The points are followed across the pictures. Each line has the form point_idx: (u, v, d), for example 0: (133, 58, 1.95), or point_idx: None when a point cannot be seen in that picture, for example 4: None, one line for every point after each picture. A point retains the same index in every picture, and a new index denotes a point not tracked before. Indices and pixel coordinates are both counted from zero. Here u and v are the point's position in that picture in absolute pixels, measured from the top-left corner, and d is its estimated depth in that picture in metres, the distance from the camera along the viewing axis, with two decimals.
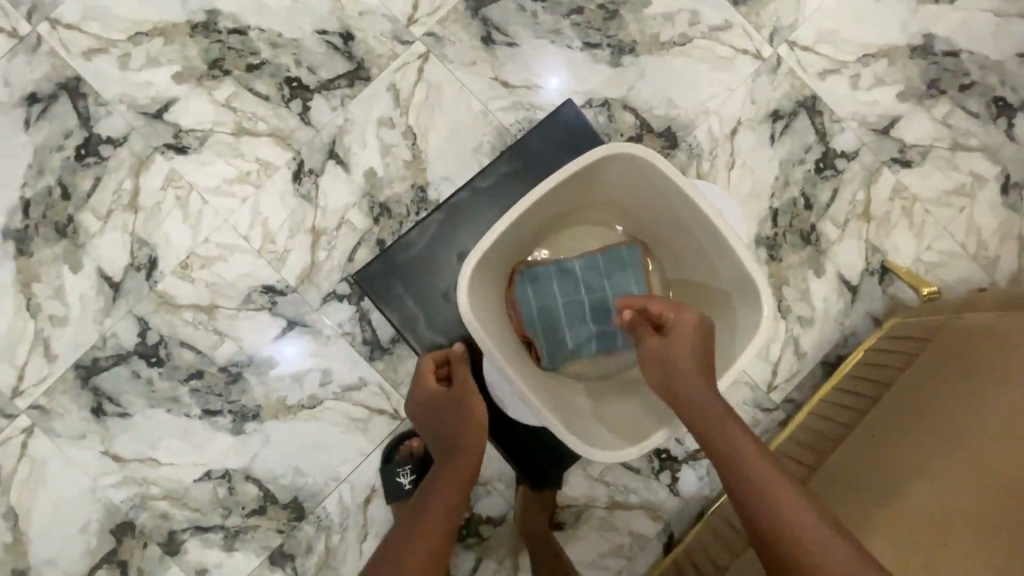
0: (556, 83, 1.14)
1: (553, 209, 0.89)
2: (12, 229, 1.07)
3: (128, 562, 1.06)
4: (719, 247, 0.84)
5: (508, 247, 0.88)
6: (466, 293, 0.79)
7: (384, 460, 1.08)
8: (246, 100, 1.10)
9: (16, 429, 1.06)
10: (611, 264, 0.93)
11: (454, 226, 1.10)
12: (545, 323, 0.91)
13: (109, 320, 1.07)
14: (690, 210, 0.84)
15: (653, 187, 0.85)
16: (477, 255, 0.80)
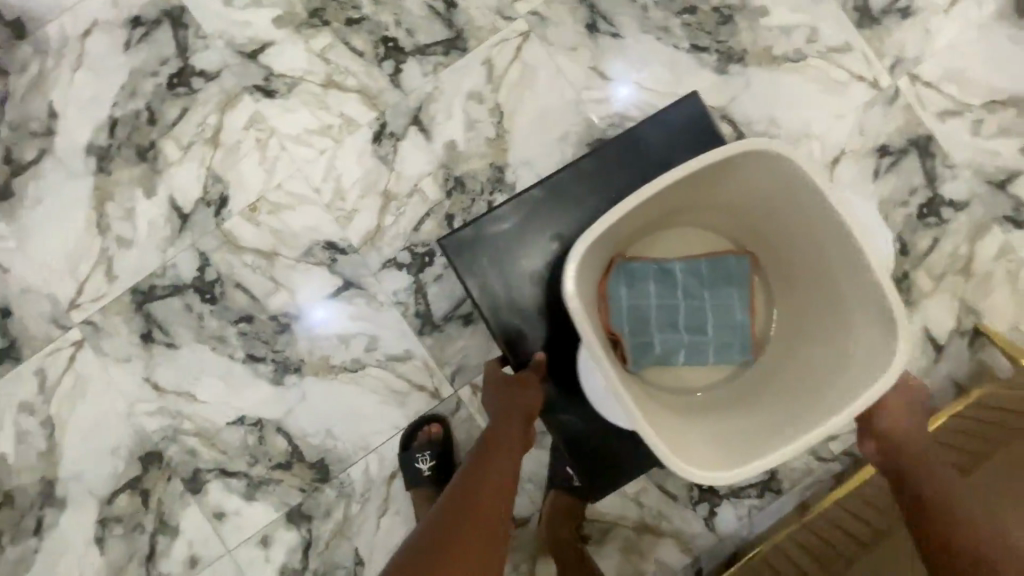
0: (626, 93, 1.09)
1: (667, 203, 0.83)
2: (96, 146, 1.08)
3: (150, 492, 1.06)
4: (852, 266, 0.75)
5: (613, 238, 0.83)
6: (574, 276, 0.74)
7: (403, 445, 1.05)
8: (340, 53, 1.09)
9: (67, 341, 1.07)
10: (716, 273, 0.87)
11: (549, 211, 0.92)
12: (635, 322, 0.86)
13: (172, 250, 1.07)
14: (825, 223, 0.76)
15: (785, 193, 0.78)
16: (589, 238, 0.74)
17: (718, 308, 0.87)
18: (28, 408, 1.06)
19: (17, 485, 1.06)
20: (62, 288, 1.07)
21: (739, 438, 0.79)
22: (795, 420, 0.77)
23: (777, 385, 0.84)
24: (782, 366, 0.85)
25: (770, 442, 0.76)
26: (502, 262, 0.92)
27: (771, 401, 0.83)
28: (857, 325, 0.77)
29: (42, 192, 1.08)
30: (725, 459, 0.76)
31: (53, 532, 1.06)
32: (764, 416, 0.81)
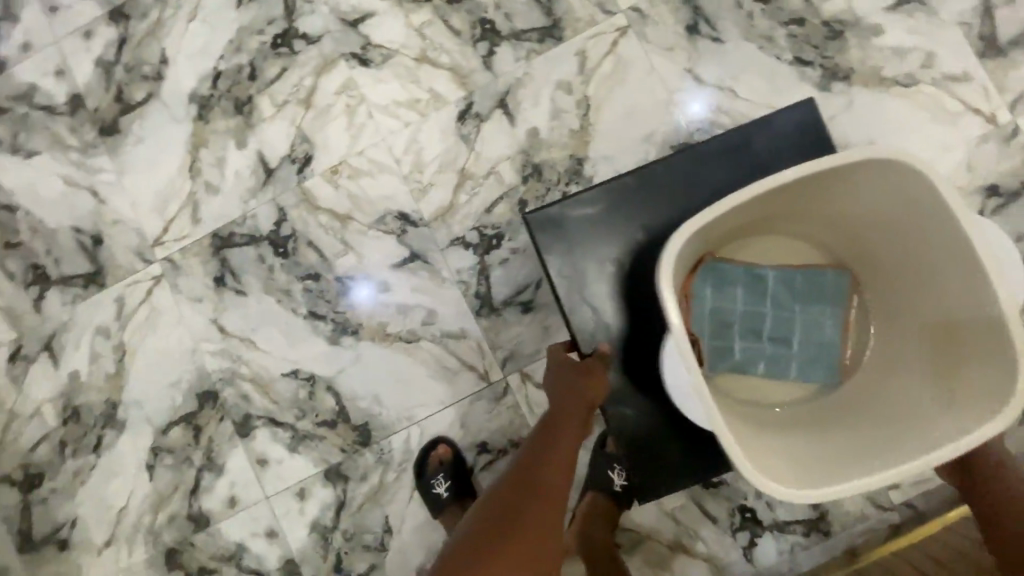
0: (698, 109, 1.06)
1: (770, 207, 0.82)
2: (198, 94, 1.13)
3: (202, 429, 1.10)
4: (969, 296, 0.72)
5: (708, 236, 0.81)
6: (667, 277, 0.71)
7: (416, 475, 1.05)
8: (438, 30, 1.10)
9: (147, 274, 1.13)
10: (811, 290, 0.86)
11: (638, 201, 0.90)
12: (719, 324, 0.86)
13: (253, 202, 1.12)
14: (946, 247, 0.73)
15: (904, 211, 0.75)
16: (685, 235, 0.72)
17: (809, 323, 0.86)
18: (104, 332, 1.13)
19: (84, 402, 1.12)
20: (150, 224, 1.13)
21: (820, 457, 0.78)
22: (884, 447, 0.75)
23: (863, 410, 0.82)
24: (871, 393, 0.83)
25: (855, 464, 0.74)
26: (584, 246, 0.90)
27: (854, 424, 0.81)
28: (962, 357, 0.74)
29: (144, 133, 1.14)
30: (806, 474, 0.75)
31: (110, 452, 1.12)
32: (847, 439, 0.79)
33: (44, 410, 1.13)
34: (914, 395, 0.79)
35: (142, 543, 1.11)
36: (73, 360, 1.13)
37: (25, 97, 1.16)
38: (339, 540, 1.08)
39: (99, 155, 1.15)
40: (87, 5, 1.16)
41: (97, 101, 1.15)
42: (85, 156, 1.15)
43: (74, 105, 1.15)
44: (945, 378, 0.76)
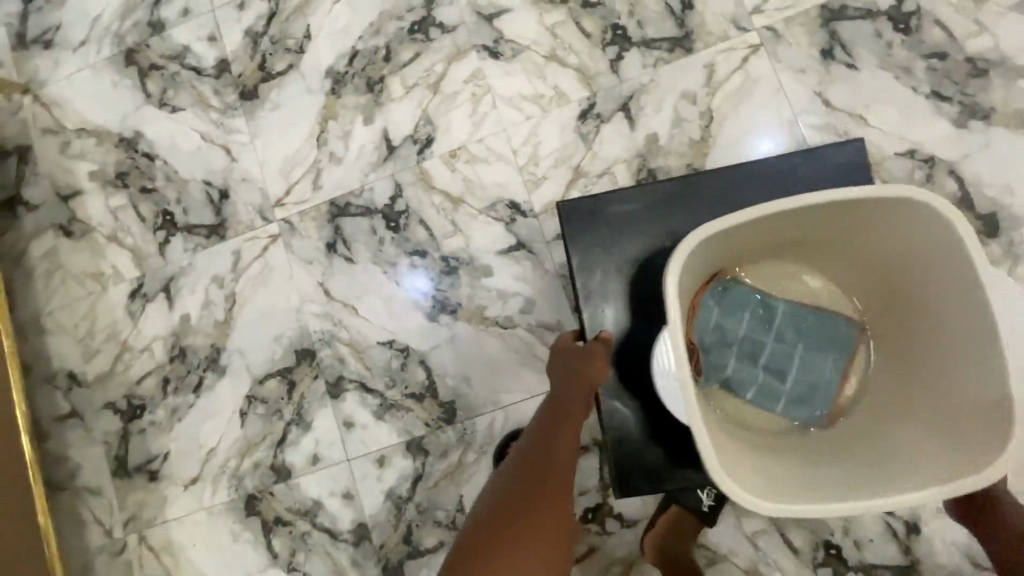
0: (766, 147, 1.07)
1: (785, 228, 0.74)
2: (334, 70, 1.20)
3: (296, 384, 1.15)
4: (981, 326, 0.63)
5: (722, 248, 0.74)
6: (677, 276, 0.64)
7: (495, 460, 1.06)
8: (569, 31, 1.14)
9: (265, 232, 1.19)
10: (823, 325, 0.80)
11: (674, 208, 0.90)
12: (714, 345, 0.80)
13: (372, 175, 1.17)
14: (964, 278, 0.64)
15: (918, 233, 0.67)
16: (699, 237, 0.66)
17: (815, 353, 0.79)
18: (219, 281, 1.20)
19: (191, 344, 1.19)
20: (274, 185, 1.20)
21: (808, 484, 0.68)
22: (880, 483, 0.65)
23: (866, 448, 0.72)
24: (880, 426, 0.73)
25: (842, 495, 0.65)
26: (613, 241, 0.90)
27: (852, 458, 0.72)
28: (979, 395, 0.63)
29: (281, 100, 1.21)
30: (788, 490, 0.66)
31: (209, 394, 1.18)
32: (840, 474, 0.69)
33: (154, 347, 1.20)
34: (924, 433, 0.68)
35: (225, 485, 1.16)
36: (187, 303, 1.20)
37: (178, 57, 1.25)
38: (412, 511, 1.10)
39: (237, 117, 1.23)
40: None
41: (241, 68, 1.23)
42: (223, 116, 1.23)
43: (220, 69, 1.24)
44: (953, 418, 0.65)
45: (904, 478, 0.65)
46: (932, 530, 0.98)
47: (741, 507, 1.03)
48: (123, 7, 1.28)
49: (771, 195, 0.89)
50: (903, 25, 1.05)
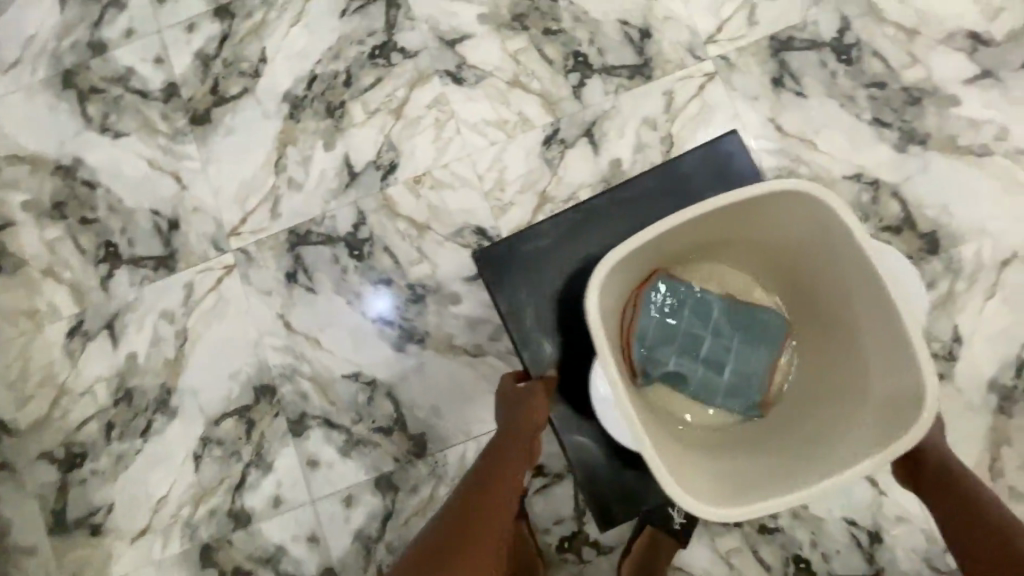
0: None
1: (698, 238, 0.81)
2: (292, 94, 1.17)
3: (255, 423, 1.09)
4: (876, 314, 0.71)
5: (640, 263, 0.80)
6: (596, 296, 0.72)
7: None
8: (532, 57, 1.14)
9: (219, 263, 1.13)
10: (754, 327, 0.83)
11: (580, 232, 1.06)
12: (661, 342, 0.82)
13: (334, 202, 1.13)
14: (857, 274, 0.72)
15: (812, 236, 0.76)
16: (612, 261, 0.72)
17: (746, 354, 0.82)
18: (169, 315, 1.13)
19: (138, 384, 1.11)
20: (229, 214, 1.15)
21: (744, 481, 0.74)
22: (802, 467, 0.72)
23: (792, 435, 0.78)
24: (806, 415, 0.79)
25: (776, 484, 0.71)
26: (536, 274, 1.06)
27: (784, 450, 0.77)
28: (880, 372, 0.71)
29: (235, 125, 1.17)
30: (726, 490, 0.72)
31: (159, 437, 1.10)
32: (775, 463, 0.75)
33: (97, 389, 1.12)
34: (838, 414, 0.75)
35: (178, 535, 1.08)
36: (133, 340, 1.12)
37: (122, 80, 1.19)
38: (382, 552, 1.05)
39: (187, 142, 1.17)
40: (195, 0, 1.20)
41: (192, 91, 1.18)
42: (173, 142, 1.17)
43: (168, 92, 1.18)
44: (857, 391, 0.74)
45: (828, 461, 0.71)
46: (895, 539, 1.02)
47: (715, 527, 1.04)
48: (60, 27, 1.20)
49: (664, 201, 1.07)
50: (846, 56, 1.11)
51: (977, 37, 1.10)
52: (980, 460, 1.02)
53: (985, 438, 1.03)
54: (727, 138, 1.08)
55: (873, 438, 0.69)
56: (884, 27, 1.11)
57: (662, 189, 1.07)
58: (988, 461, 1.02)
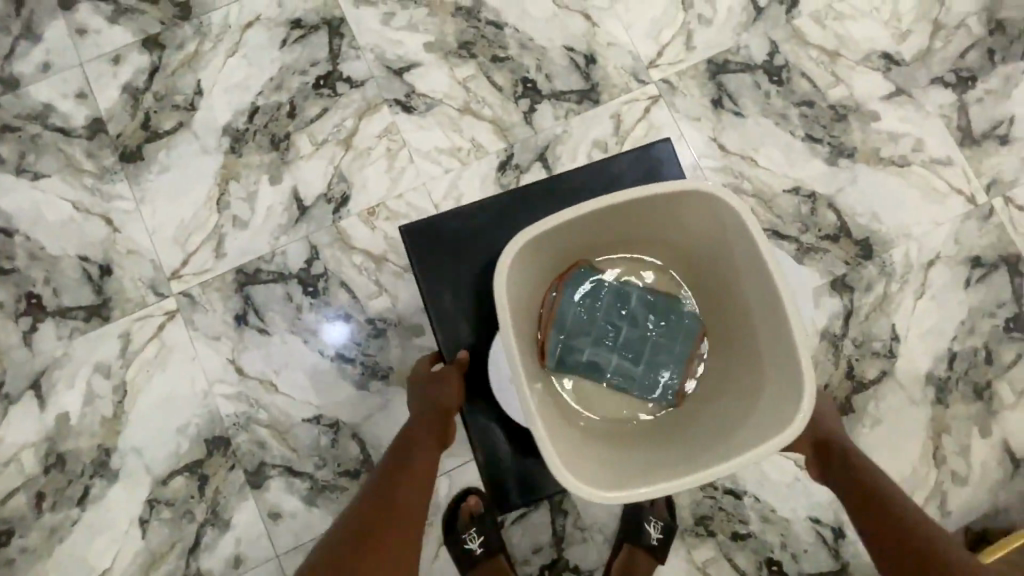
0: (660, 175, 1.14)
1: (610, 230, 0.81)
2: (232, 127, 1.12)
3: (209, 479, 1.02)
4: (773, 322, 0.73)
5: (550, 250, 0.81)
6: (503, 273, 0.74)
7: (445, 530, 1.01)
8: (480, 84, 1.15)
9: (160, 309, 1.06)
10: (668, 324, 0.82)
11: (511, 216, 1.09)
12: (573, 333, 0.82)
13: (283, 238, 1.09)
14: (758, 279, 0.74)
15: (722, 237, 0.77)
16: (522, 241, 0.75)
17: (660, 347, 0.82)
18: (104, 369, 1.04)
19: (71, 448, 1.02)
20: (168, 256, 1.08)
21: (635, 469, 0.75)
22: (689, 459, 0.73)
23: (691, 428, 0.80)
24: (707, 408, 0.81)
25: (659, 474, 0.72)
26: (458, 256, 1.07)
27: (680, 441, 0.78)
28: (773, 375, 0.74)
29: (171, 162, 1.10)
30: (616, 478, 0.72)
31: (98, 504, 1.01)
32: (669, 454, 0.76)
33: (23, 457, 1.01)
34: (736, 413, 0.77)
35: None
36: (64, 399, 1.03)
37: (40, 117, 1.10)
38: None
39: (117, 181, 1.09)
40: (119, 31, 1.13)
41: (120, 127, 1.11)
42: (100, 181, 1.09)
43: (94, 129, 1.10)
44: (752, 390, 0.76)
45: (712, 456, 0.72)
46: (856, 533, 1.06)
47: (689, 539, 1.05)
48: None
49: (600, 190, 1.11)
50: (777, 77, 1.18)
51: (889, 58, 1.19)
52: (925, 448, 1.09)
53: (927, 427, 1.10)
54: (665, 142, 1.13)
55: (760, 435, 0.71)
56: (809, 49, 1.19)
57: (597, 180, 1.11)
58: (931, 449, 1.09)
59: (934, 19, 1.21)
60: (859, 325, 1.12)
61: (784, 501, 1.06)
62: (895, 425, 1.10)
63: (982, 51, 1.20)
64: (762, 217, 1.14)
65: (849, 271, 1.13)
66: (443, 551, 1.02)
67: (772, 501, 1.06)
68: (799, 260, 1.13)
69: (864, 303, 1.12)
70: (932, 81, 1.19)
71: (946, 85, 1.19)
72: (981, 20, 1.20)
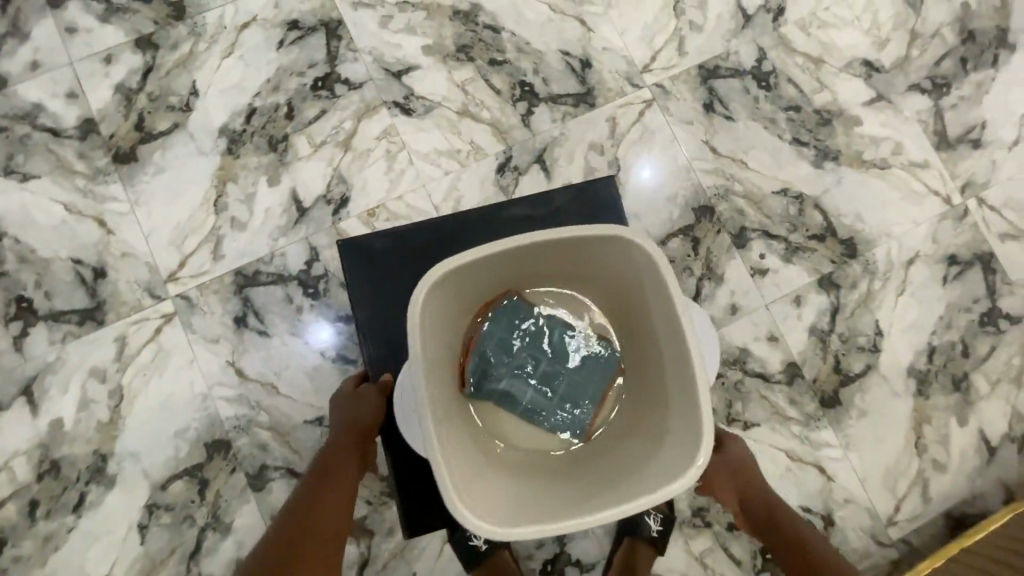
0: (649, 174, 1.17)
1: (531, 265, 0.84)
2: (229, 129, 1.11)
3: (209, 483, 1.01)
4: (679, 366, 0.76)
5: (469, 285, 0.83)
6: (418, 325, 0.74)
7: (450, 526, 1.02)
8: (478, 87, 1.16)
9: (157, 311, 1.05)
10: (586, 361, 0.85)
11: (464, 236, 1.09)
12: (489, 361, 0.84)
13: (283, 240, 1.08)
14: (672, 327, 0.76)
15: (639, 281, 0.80)
16: (443, 268, 0.76)
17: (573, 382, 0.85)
18: (99, 374, 1.02)
19: (66, 454, 1.00)
20: (165, 259, 1.06)
21: (536, 502, 0.76)
22: (591, 496, 0.75)
23: (596, 467, 0.81)
24: (618, 448, 0.83)
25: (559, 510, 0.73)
26: (397, 276, 1.05)
27: (586, 477, 0.80)
28: (676, 422, 0.76)
29: (167, 163, 1.09)
30: (511, 511, 0.74)
31: (94, 512, 0.99)
32: (573, 490, 0.78)
33: (15, 464, 0.99)
34: (643, 451, 0.79)
35: None
36: (57, 405, 1.01)
37: (29, 117, 1.08)
38: None
39: (110, 183, 1.08)
40: (110, 30, 1.11)
41: (113, 128, 1.09)
42: (93, 183, 1.07)
43: (85, 129, 1.09)
44: (657, 435, 0.78)
45: (612, 495, 0.74)
46: (844, 521, 1.11)
47: (687, 530, 1.08)
48: None
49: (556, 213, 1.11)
50: (765, 83, 1.22)
51: (870, 65, 1.25)
52: (907, 438, 1.14)
53: (909, 418, 1.15)
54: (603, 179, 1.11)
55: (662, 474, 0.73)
56: (795, 56, 1.23)
57: (542, 213, 1.10)
58: (913, 438, 1.14)
59: (911, 28, 1.26)
60: (845, 321, 1.16)
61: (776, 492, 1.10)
62: (879, 417, 1.14)
63: (955, 59, 1.26)
64: (753, 218, 1.17)
65: (835, 270, 1.17)
66: (448, 548, 1.03)
67: None
68: (788, 259, 1.17)
69: (849, 301, 1.17)
70: (909, 87, 1.25)
71: (922, 92, 1.25)
72: (954, 30, 1.27)
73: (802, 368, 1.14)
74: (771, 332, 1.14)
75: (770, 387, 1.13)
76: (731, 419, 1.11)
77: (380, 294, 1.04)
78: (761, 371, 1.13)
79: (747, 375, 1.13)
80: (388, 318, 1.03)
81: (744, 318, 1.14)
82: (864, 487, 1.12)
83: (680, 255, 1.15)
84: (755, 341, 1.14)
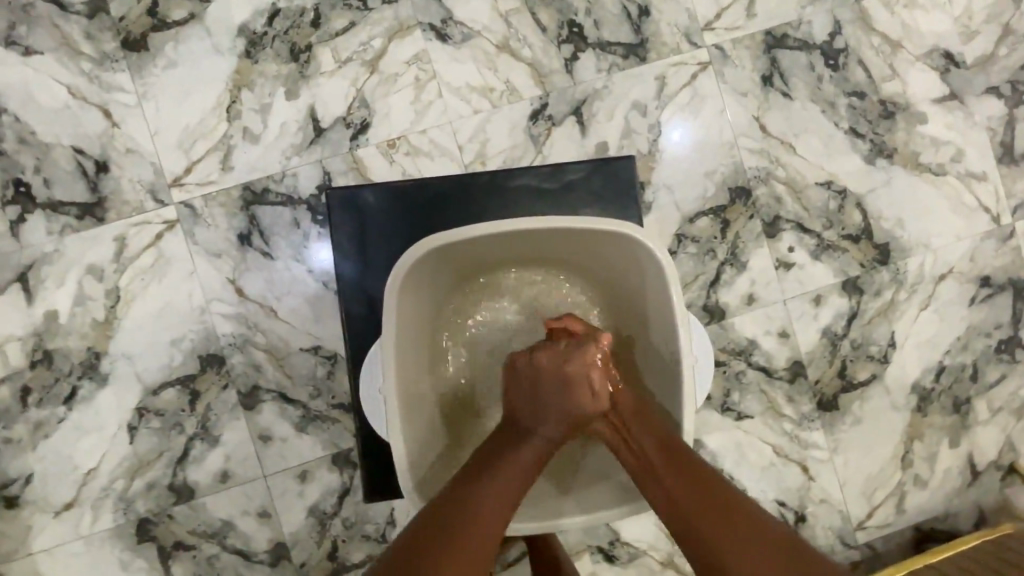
0: (681, 141, 1.09)
1: (527, 248, 0.82)
2: (248, 29, 1.02)
3: (201, 395, 1.01)
4: (667, 380, 0.79)
5: (463, 258, 0.81)
6: (394, 298, 0.73)
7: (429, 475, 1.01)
8: (523, 20, 1.06)
9: (159, 217, 1.01)
10: None
11: (461, 202, 0.98)
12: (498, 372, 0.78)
13: (295, 159, 1.03)
14: (669, 341, 0.77)
15: (639, 276, 0.79)
16: (437, 242, 0.73)
17: None
18: (96, 271, 1.00)
19: (61, 347, 0.99)
20: (171, 162, 1.01)
21: None
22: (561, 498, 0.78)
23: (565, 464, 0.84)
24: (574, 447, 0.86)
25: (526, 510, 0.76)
26: (394, 234, 0.95)
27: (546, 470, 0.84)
28: None
29: (179, 58, 1.01)
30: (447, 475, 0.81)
31: (86, 405, 1.00)
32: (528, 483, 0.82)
33: (9, 349, 0.98)
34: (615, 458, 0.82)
35: (110, 509, 1.00)
36: (53, 296, 0.99)
37: None
38: (338, 527, 1.03)
39: (118, 71, 1.00)
40: None
41: (124, 9, 1.00)
42: (100, 68, 1.00)
43: (93, 6, 1.00)
44: None
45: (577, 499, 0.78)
46: (815, 518, 1.13)
47: None
48: None
49: (560, 197, 0.98)
50: (833, 61, 1.11)
51: (950, 58, 1.14)
52: (896, 451, 1.14)
53: (902, 432, 1.14)
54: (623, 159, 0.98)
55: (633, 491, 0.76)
56: (872, 36, 1.12)
57: (549, 187, 0.98)
58: (901, 452, 1.14)
59: (1005, 23, 1.14)
60: (860, 327, 1.13)
61: (757, 483, 1.11)
62: (872, 426, 1.14)
63: None
64: (789, 208, 1.11)
65: (862, 274, 1.13)
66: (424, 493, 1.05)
67: (746, 481, 1.11)
68: (816, 256, 1.12)
69: (869, 307, 1.13)
70: (987, 89, 1.14)
71: (999, 96, 1.15)
72: None
73: (806, 368, 1.12)
74: (783, 328, 1.11)
75: (771, 382, 1.11)
76: (726, 408, 1.10)
77: (365, 253, 0.94)
78: (764, 365, 1.11)
79: (750, 367, 1.11)
80: (378, 267, 0.94)
81: (759, 310, 1.11)
82: (844, 491, 1.13)
83: (706, 235, 1.09)
84: (765, 334, 1.11)
